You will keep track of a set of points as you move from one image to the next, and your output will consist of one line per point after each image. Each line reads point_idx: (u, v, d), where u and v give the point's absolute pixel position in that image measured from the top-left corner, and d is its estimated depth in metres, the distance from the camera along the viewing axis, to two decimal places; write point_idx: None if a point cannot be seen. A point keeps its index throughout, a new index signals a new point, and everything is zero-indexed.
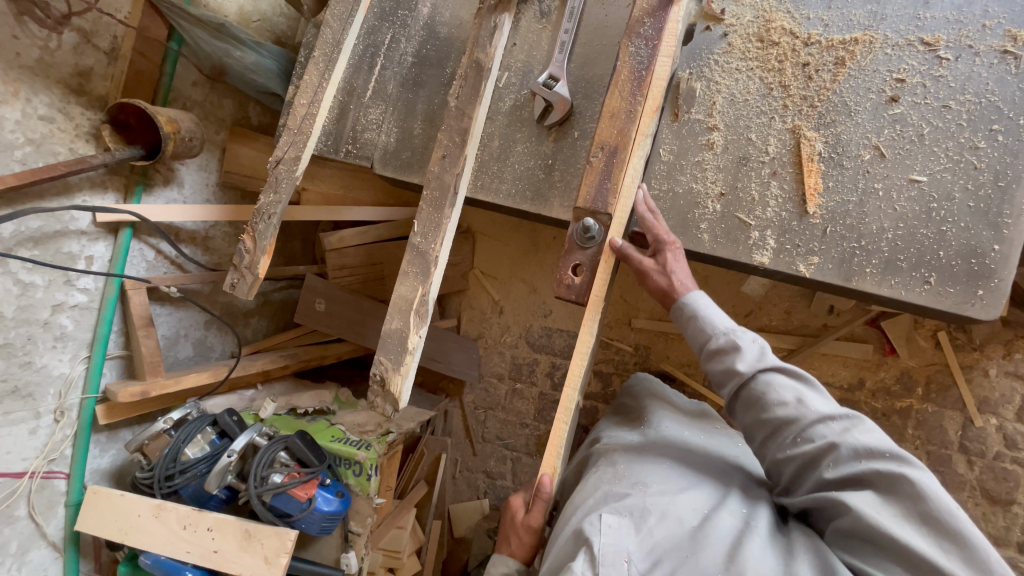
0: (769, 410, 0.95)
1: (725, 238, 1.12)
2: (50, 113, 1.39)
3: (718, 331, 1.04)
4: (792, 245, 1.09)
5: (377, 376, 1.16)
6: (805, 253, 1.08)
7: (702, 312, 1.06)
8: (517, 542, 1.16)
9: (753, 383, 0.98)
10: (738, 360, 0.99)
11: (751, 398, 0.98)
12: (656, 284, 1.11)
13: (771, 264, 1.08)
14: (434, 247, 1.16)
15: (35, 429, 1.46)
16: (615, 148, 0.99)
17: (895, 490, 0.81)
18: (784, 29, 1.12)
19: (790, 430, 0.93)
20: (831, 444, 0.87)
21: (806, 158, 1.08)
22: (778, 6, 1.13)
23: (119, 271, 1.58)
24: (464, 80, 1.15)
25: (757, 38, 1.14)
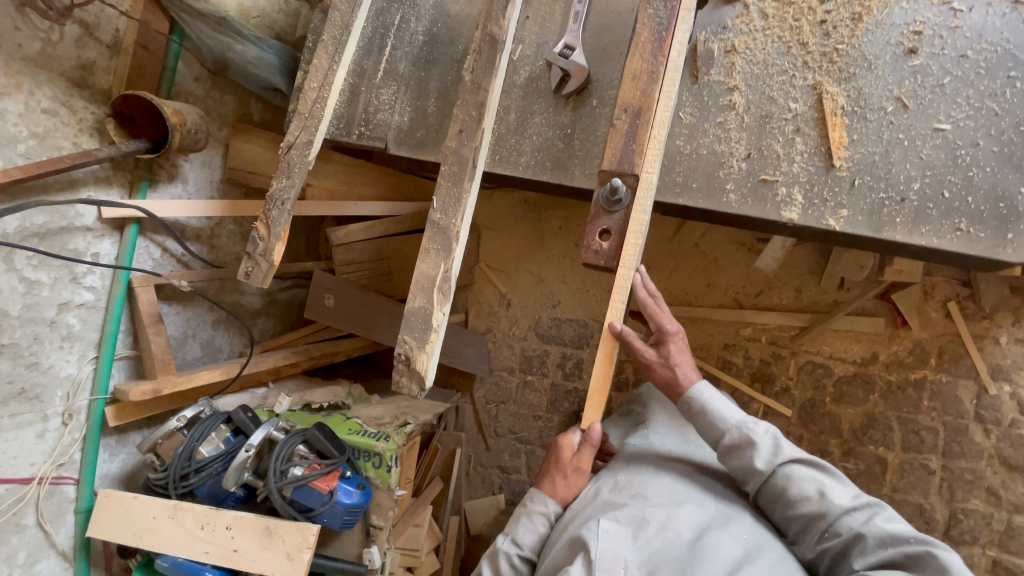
0: (794, 505, 1.05)
1: (752, 197, 1.11)
2: (53, 106, 1.37)
3: (729, 426, 1.14)
4: (820, 200, 1.08)
5: (401, 355, 1.14)
6: (834, 207, 1.08)
7: (712, 408, 1.17)
8: (559, 485, 1.26)
9: (775, 479, 1.08)
10: (755, 456, 1.09)
11: (774, 493, 1.09)
12: (661, 375, 1.24)
13: (801, 219, 1.08)
14: (455, 223, 1.15)
15: (43, 432, 1.43)
16: (639, 110, 0.99)
17: (922, 567, 0.89)
18: None
19: (818, 523, 1.02)
20: (857, 534, 0.97)
21: (829, 113, 1.08)
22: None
23: (126, 263, 1.54)
24: (478, 54, 1.15)
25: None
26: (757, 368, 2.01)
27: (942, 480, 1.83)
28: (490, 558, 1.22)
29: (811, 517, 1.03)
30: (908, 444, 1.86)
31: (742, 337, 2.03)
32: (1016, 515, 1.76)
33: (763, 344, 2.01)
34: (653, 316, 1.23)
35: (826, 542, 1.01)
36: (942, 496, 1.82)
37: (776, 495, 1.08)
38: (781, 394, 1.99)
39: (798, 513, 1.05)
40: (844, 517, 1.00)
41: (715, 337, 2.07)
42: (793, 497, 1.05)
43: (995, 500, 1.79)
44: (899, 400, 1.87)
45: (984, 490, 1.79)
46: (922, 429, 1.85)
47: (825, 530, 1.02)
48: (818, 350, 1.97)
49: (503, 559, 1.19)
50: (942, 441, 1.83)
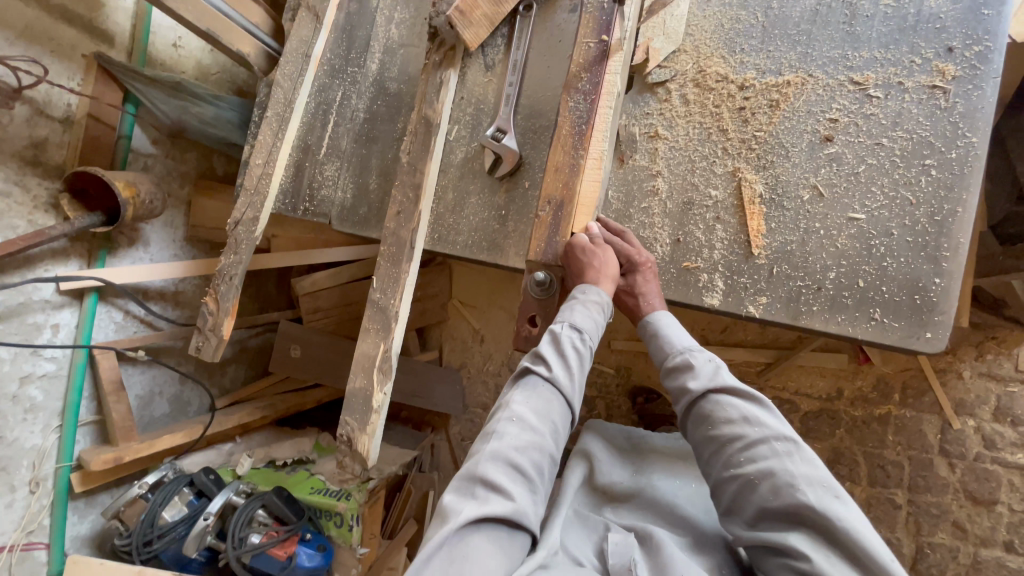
0: (716, 428, 0.94)
1: (675, 283, 1.14)
2: (5, 186, 1.39)
3: (675, 348, 1.03)
4: (741, 286, 1.10)
5: (344, 437, 1.17)
6: (754, 294, 1.09)
7: (663, 330, 1.06)
8: (602, 265, 0.98)
9: (703, 401, 0.96)
10: (690, 378, 0.98)
11: (699, 415, 0.97)
12: (623, 303, 1.12)
13: (722, 306, 1.09)
14: (395, 304, 1.17)
15: (10, 502, 1.45)
16: (561, 202, 1.00)
17: (832, 531, 0.79)
18: (719, 74, 1.15)
19: (734, 449, 0.91)
20: (771, 469, 0.86)
21: (747, 202, 1.10)
22: (713, 51, 1.16)
23: (86, 340, 1.57)
24: (414, 136, 1.18)
25: (694, 84, 1.16)
26: None
27: (908, 515, 1.82)
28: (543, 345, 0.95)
29: (727, 442, 0.92)
30: (874, 478, 1.85)
31: None
32: (982, 548, 1.73)
33: None
34: (621, 250, 1.11)
35: (736, 468, 0.90)
36: (908, 531, 1.80)
37: (700, 419, 0.97)
38: None
39: (716, 436, 0.94)
40: (762, 444, 0.89)
41: None
42: (714, 427, 0.94)
43: (961, 533, 1.76)
44: (864, 435, 1.88)
45: (950, 524, 1.77)
46: (887, 464, 1.85)
47: (740, 456, 0.90)
48: (784, 387, 2.00)
49: (567, 349, 0.92)
50: (908, 475, 1.82)
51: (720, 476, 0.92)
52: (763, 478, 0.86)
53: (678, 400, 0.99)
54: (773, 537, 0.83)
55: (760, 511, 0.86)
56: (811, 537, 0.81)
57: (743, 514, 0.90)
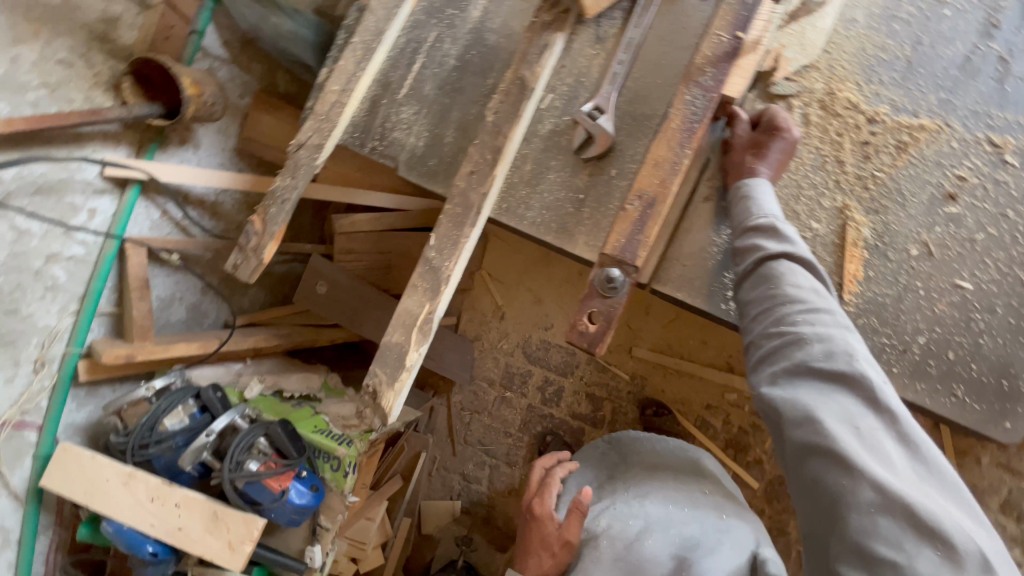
0: (781, 290, 0.92)
1: None
2: (70, 58, 1.34)
3: (762, 214, 0.99)
4: None
5: (369, 388, 1.14)
6: None
7: (753, 194, 1.01)
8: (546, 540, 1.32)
9: (775, 262, 0.94)
10: (769, 240, 0.96)
11: (764, 275, 0.95)
12: (734, 160, 1.06)
13: None
14: (448, 267, 1.12)
15: (12, 376, 1.43)
16: (653, 200, 0.93)
17: (873, 406, 0.80)
18: (849, 101, 1.07)
19: (792, 309, 0.90)
20: (828, 336, 0.85)
21: (849, 244, 1.03)
22: (848, 76, 1.08)
23: (120, 231, 1.53)
24: (505, 96, 1.11)
25: (820, 106, 1.07)
26: (734, 435, 2.09)
27: None
28: None
29: (787, 303, 0.91)
30: None
31: (726, 401, 2.10)
32: None
33: (744, 411, 2.08)
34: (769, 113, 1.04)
35: (786, 328, 0.89)
36: None
37: (763, 279, 0.95)
38: (753, 465, 2.08)
39: (778, 294, 0.92)
40: (823, 313, 0.88)
41: (698, 397, 2.16)
42: (773, 293, 0.93)
43: None
44: None
45: None
46: None
47: (797, 317, 0.89)
48: None
49: None
50: None
51: (764, 333, 0.92)
52: (814, 353, 0.85)
53: (747, 258, 0.97)
54: (806, 399, 0.82)
55: (792, 373, 0.86)
56: (845, 410, 0.80)
57: (771, 376, 0.90)
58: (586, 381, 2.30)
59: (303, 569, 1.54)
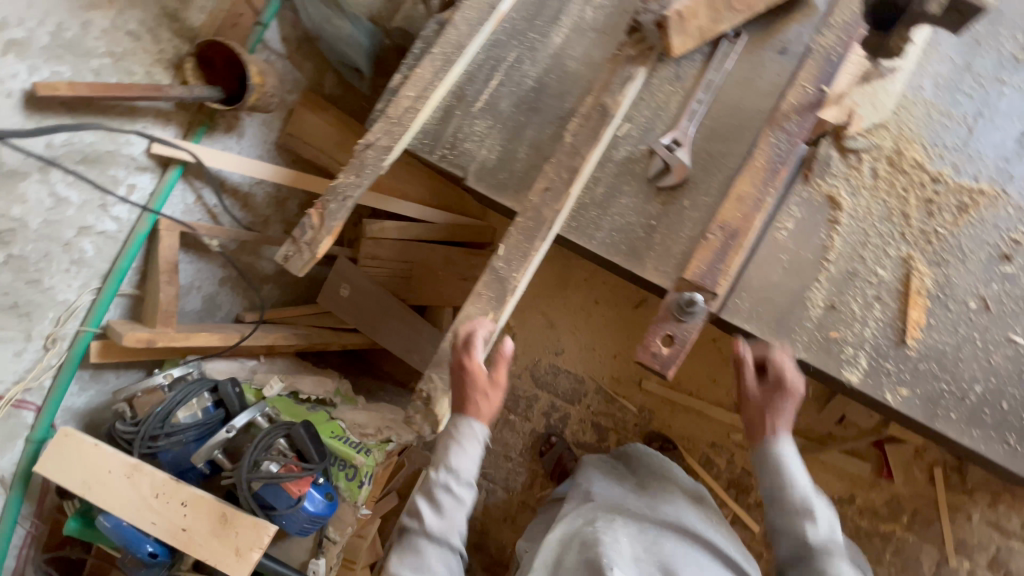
0: None
1: (818, 348, 1.08)
2: (139, 30, 1.32)
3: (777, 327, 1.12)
4: (883, 370, 1.07)
5: (422, 393, 1.12)
6: (895, 382, 1.06)
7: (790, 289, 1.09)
8: (485, 405, 1.07)
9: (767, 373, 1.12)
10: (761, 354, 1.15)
11: None
12: None
13: (861, 382, 1.04)
14: (516, 278, 1.13)
15: (21, 351, 1.34)
16: (735, 232, 0.97)
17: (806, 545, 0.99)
18: (914, 161, 1.13)
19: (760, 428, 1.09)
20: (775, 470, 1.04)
21: (913, 291, 1.08)
22: (914, 138, 1.15)
23: (158, 207, 1.48)
24: (586, 120, 1.15)
25: (888, 161, 1.13)
26: (738, 474, 2.12)
27: None
28: (424, 490, 1.09)
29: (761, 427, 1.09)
30: None
31: (731, 441, 2.14)
32: None
33: (749, 453, 2.13)
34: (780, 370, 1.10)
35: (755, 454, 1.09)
36: None
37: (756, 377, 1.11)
38: (754, 506, 2.10)
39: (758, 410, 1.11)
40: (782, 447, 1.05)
41: (704, 434, 2.18)
42: (789, 406, 1.02)
43: None
44: (863, 544, 1.96)
45: None
46: None
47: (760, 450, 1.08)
48: None
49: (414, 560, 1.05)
50: None
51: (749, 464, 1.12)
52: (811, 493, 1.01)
53: None
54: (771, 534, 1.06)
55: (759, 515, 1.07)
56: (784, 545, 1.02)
57: None
58: (593, 410, 2.30)
59: None
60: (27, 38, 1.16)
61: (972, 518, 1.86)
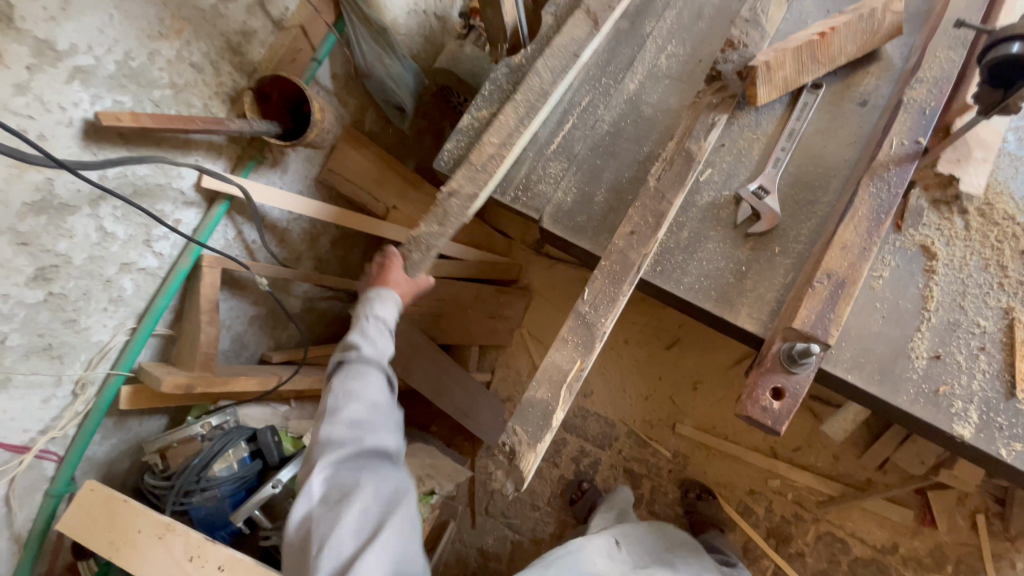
0: None
1: (926, 403, 0.97)
2: (202, 62, 1.28)
3: None
4: (996, 423, 0.95)
5: (505, 447, 1.05)
6: (1007, 437, 0.94)
7: None
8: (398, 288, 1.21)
9: None
10: None
11: None
12: None
13: (974, 440, 0.94)
14: (604, 323, 1.08)
15: (48, 398, 1.22)
16: (843, 281, 0.95)
17: None
18: (1006, 212, 1.04)
19: None
20: None
21: (1019, 344, 0.97)
22: (1003, 188, 1.06)
23: (202, 240, 1.40)
24: (670, 164, 1.14)
25: (979, 214, 1.05)
26: (777, 523, 2.06)
27: None
28: (344, 372, 1.13)
29: None
30: None
31: (770, 488, 2.08)
32: None
33: (788, 500, 2.06)
34: None
35: None
36: None
37: None
38: (795, 556, 2.03)
39: None
40: None
41: (741, 480, 2.13)
42: None
43: None
44: None
45: None
46: None
47: None
48: (841, 524, 2.01)
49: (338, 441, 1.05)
50: None
51: None
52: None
53: None
54: None
55: None
56: None
57: None
58: (626, 455, 2.23)
59: None
60: (94, 66, 1.10)
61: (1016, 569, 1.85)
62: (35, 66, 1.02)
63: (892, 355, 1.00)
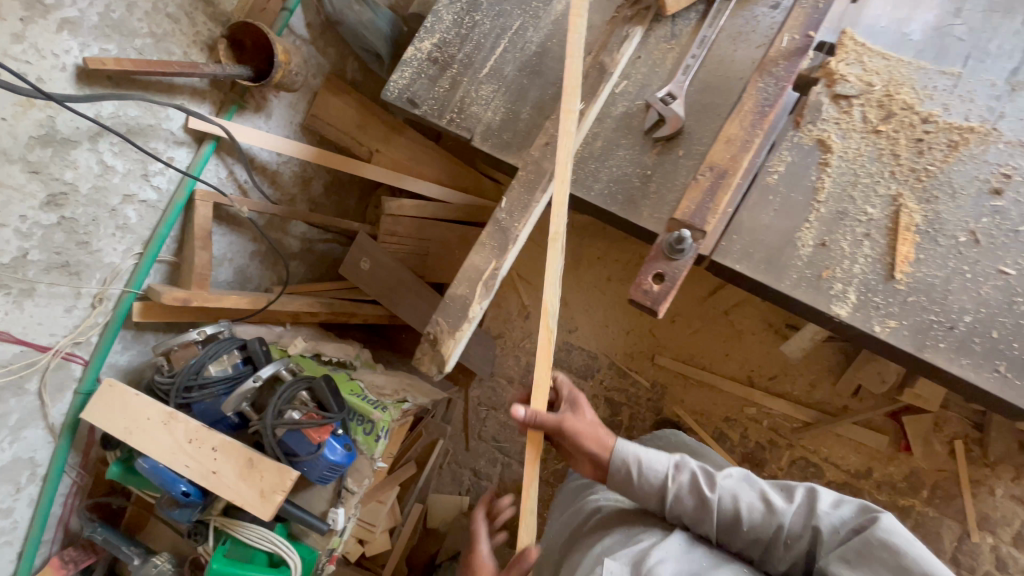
0: (746, 523, 1.01)
1: (810, 286, 1.15)
2: (177, 13, 1.47)
3: (665, 464, 1.11)
4: (873, 303, 1.13)
5: (430, 335, 1.20)
6: (884, 314, 1.12)
7: (642, 458, 1.11)
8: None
9: (722, 505, 1.02)
10: (706, 485, 1.05)
11: (726, 523, 1.02)
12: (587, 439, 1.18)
13: (849, 317, 1.11)
14: (517, 227, 1.19)
15: (71, 308, 1.47)
16: (724, 172, 1.02)
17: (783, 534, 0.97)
18: (904, 102, 1.17)
19: (777, 537, 0.97)
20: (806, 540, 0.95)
21: (903, 227, 1.13)
22: (904, 80, 1.18)
23: (195, 174, 1.61)
24: (585, 78, 1.20)
25: (878, 104, 1.18)
26: (750, 449, 2.07)
27: None
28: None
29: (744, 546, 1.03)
30: None
31: (745, 415, 2.09)
32: None
33: (763, 428, 2.07)
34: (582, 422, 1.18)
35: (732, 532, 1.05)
36: None
37: (731, 526, 1.02)
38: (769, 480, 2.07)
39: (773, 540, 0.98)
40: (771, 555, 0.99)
41: (718, 408, 2.15)
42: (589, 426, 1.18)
43: None
44: None
45: None
46: None
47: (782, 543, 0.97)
48: (816, 450, 2.01)
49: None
50: None
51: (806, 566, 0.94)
52: (757, 483, 1.04)
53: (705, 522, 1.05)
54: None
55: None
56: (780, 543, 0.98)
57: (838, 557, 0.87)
58: (607, 385, 2.28)
59: (325, 531, 1.53)
60: (79, 17, 1.29)
61: (995, 494, 1.83)
62: (26, 18, 1.21)
63: (779, 246, 1.17)
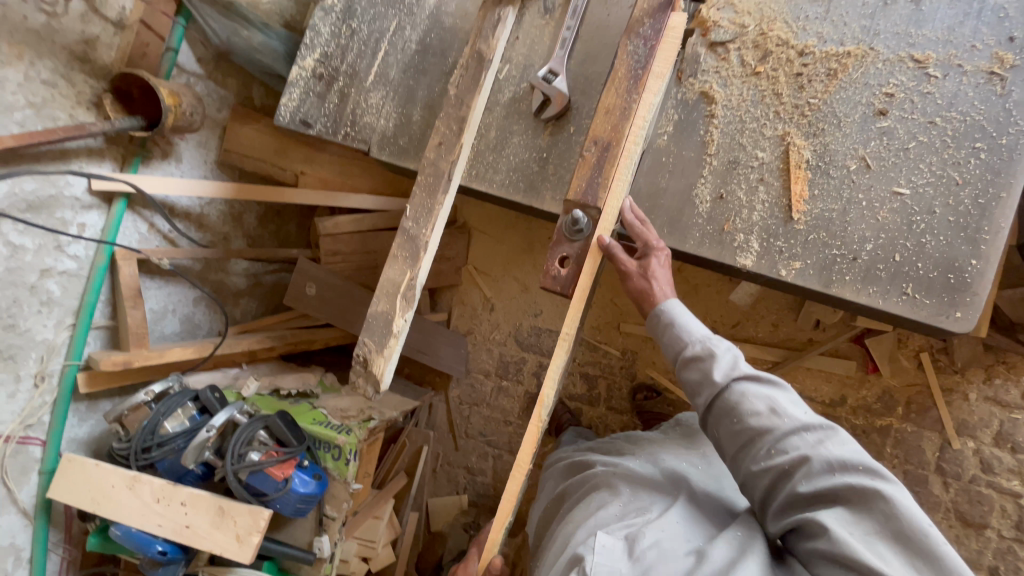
0: (743, 419, 0.98)
1: (710, 242, 1.27)
2: (52, 78, 1.42)
3: (695, 339, 1.09)
4: (775, 248, 1.24)
5: (360, 357, 1.17)
6: (788, 257, 1.24)
7: (678, 322, 1.13)
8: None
9: (728, 394, 1.01)
10: (714, 367, 1.03)
11: (725, 407, 1.01)
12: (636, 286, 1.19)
13: (754, 266, 1.24)
14: (425, 233, 1.17)
15: (14, 392, 1.46)
16: (608, 144, 1.01)
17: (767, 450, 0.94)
18: (780, 39, 1.25)
19: (763, 439, 0.95)
20: (795, 457, 0.90)
21: (793, 165, 1.23)
22: (777, 16, 1.26)
23: (110, 238, 1.59)
24: (465, 70, 1.18)
25: (754, 45, 1.27)
26: None
27: None
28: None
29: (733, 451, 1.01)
30: None
31: None
32: None
33: None
34: (640, 233, 1.21)
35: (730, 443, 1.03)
36: None
37: (724, 412, 1.01)
38: None
39: (746, 431, 0.97)
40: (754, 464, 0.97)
41: None
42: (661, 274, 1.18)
43: None
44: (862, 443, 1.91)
45: None
46: None
47: (769, 449, 0.94)
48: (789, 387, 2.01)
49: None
50: None
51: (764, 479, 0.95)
52: (776, 395, 0.97)
53: (703, 392, 1.04)
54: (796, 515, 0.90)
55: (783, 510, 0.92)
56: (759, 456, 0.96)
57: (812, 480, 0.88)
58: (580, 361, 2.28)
59: (313, 560, 1.59)
60: None
61: (968, 399, 1.80)
62: None
63: (679, 207, 1.30)
